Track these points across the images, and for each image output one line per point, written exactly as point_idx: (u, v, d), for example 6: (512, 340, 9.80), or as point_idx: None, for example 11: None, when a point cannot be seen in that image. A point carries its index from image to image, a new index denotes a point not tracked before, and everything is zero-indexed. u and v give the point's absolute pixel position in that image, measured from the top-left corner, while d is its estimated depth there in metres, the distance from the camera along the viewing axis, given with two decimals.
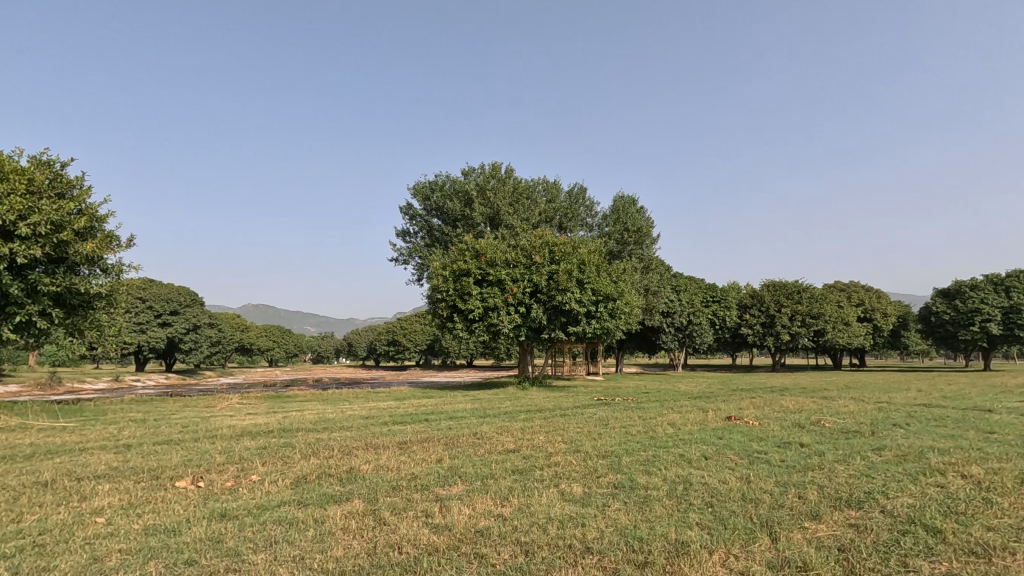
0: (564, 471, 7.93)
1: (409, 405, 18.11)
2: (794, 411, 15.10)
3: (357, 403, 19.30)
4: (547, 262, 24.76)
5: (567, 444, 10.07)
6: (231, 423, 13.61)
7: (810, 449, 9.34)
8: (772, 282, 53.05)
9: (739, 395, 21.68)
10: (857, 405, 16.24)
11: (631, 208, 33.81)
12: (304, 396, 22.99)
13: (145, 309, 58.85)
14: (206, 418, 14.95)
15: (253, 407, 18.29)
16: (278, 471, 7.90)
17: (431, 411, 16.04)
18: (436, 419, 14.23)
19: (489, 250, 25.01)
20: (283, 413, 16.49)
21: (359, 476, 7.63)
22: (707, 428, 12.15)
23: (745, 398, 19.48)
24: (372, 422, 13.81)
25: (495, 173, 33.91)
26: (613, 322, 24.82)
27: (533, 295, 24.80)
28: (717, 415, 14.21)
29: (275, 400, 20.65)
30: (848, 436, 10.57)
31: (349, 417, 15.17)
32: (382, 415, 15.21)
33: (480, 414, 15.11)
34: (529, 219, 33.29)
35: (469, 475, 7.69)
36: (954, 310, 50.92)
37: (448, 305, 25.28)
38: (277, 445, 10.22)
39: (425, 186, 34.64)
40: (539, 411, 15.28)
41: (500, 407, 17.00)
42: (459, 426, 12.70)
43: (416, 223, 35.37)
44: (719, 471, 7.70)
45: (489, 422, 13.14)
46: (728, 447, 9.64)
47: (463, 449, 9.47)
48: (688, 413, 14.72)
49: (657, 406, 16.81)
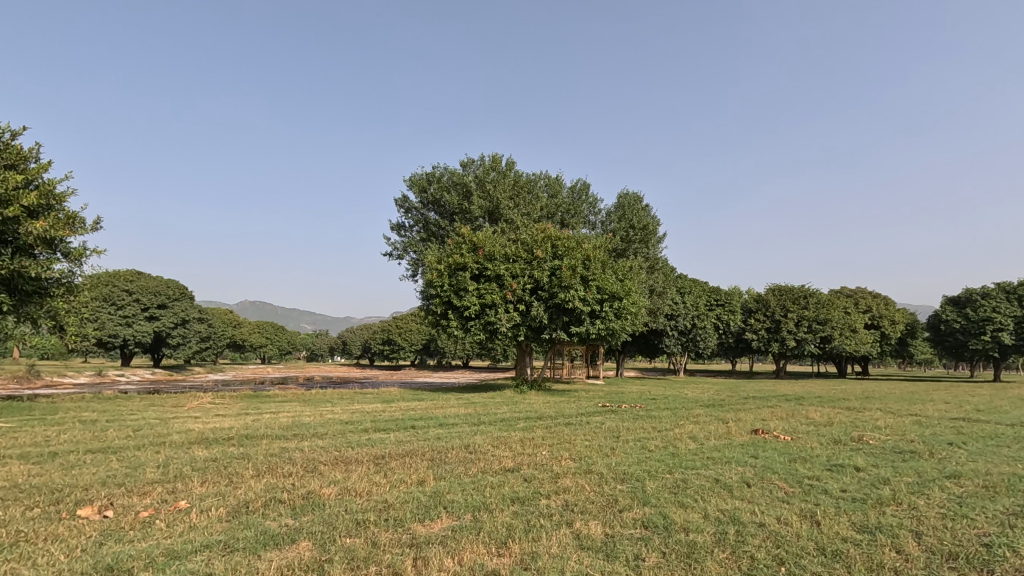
0: (577, 501, 6.31)
1: (396, 409, 16.53)
2: (826, 424, 13.49)
3: (341, 405, 17.64)
4: (548, 257, 23.20)
5: (575, 462, 8.45)
6: (191, 427, 11.97)
7: (869, 474, 7.76)
8: (777, 286, 51.66)
9: (754, 403, 20.07)
10: (892, 419, 14.63)
11: (637, 205, 32.24)
12: (286, 396, 21.32)
13: (131, 302, 57.13)
14: (165, 420, 13.28)
15: (225, 407, 16.63)
16: (215, 495, 6.24)
17: (419, 416, 14.38)
18: (424, 426, 12.60)
19: (487, 243, 23.45)
20: (256, 415, 14.82)
21: (316, 504, 5.99)
22: (734, 443, 10.58)
23: (764, 407, 17.89)
24: (352, 428, 12.20)
25: (496, 166, 32.35)
26: (618, 323, 23.27)
27: (533, 292, 23.21)
28: (741, 427, 12.65)
29: (252, 400, 18.96)
30: (906, 457, 8.97)
31: (328, 421, 13.53)
32: (363, 420, 13.59)
33: (474, 421, 13.47)
34: (531, 214, 31.69)
35: (457, 504, 6.07)
36: (965, 318, 49.48)
37: (442, 301, 23.71)
38: (228, 457, 8.55)
39: (422, 177, 33.01)
40: (540, 419, 13.71)
41: (496, 413, 15.35)
42: (450, 436, 11.10)
43: (411, 217, 33.74)
44: (773, 506, 6.09)
45: (484, 432, 11.53)
46: (770, 470, 8.03)
47: (453, 467, 7.84)
48: (707, 424, 13.13)
49: (671, 415, 15.20)
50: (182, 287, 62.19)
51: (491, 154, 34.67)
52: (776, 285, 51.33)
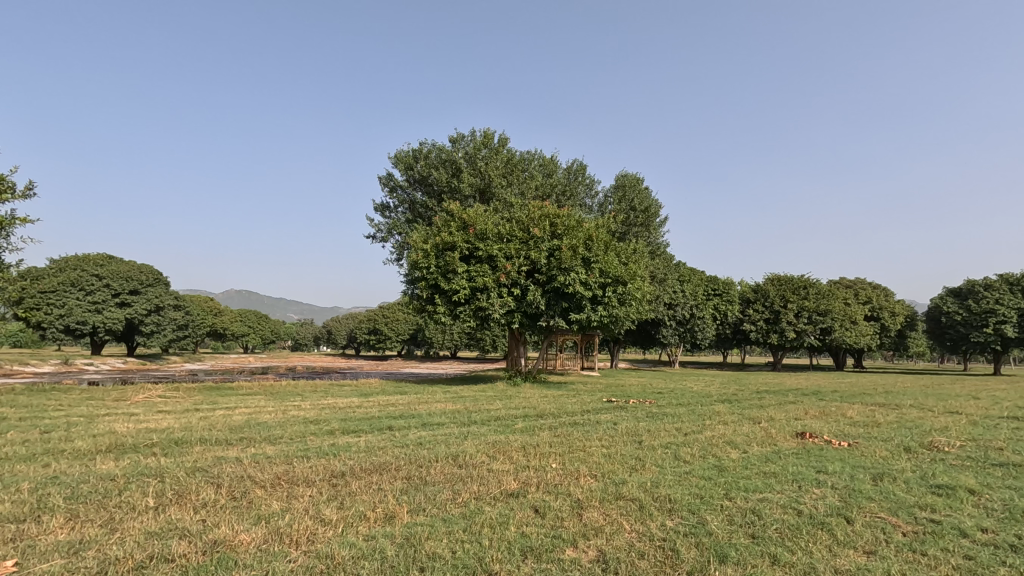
0: (618, 555, 4.26)
1: (374, 404, 14.43)
2: (874, 425, 11.58)
3: (310, 400, 15.42)
4: (547, 236, 21.10)
5: (600, 483, 6.39)
6: (116, 429, 9.73)
7: (996, 500, 5.81)
8: (776, 276, 50.13)
9: (773, 398, 18.15)
10: (942, 418, 12.80)
11: (638, 185, 30.28)
12: (251, 388, 19.05)
13: (101, 288, 54.24)
14: (91, 418, 11.01)
15: (174, 401, 14.35)
16: (69, 550, 4.09)
17: (399, 415, 12.22)
18: (404, 427, 10.46)
19: (479, 220, 21.31)
20: (206, 412, 12.60)
21: (224, 565, 3.88)
22: (785, 452, 8.62)
23: (787, 404, 16.00)
24: (315, 430, 10.04)
25: (487, 142, 30.06)
26: (621, 310, 21.29)
27: (530, 275, 21.13)
28: (780, 429, 10.71)
29: (210, 393, 16.71)
30: (1017, 474, 7.02)
31: (290, 421, 11.34)
32: (333, 419, 11.44)
33: (462, 421, 11.38)
34: (524, 193, 29.51)
35: (442, 563, 4.00)
36: (967, 310, 48.14)
37: (428, 285, 21.57)
38: (132, 475, 6.36)
39: (407, 154, 30.67)
40: (542, 419, 11.70)
41: (489, 410, 13.29)
42: (434, 441, 8.96)
43: (396, 196, 31.41)
44: (912, 566, 4.08)
45: (477, 435, 9.47)
46: (858, 493, 6.06)
47: (436, 493, 5.73)
48: (739, 425, 11.14)
49: (690, 414, 13.21)
50: (157, 273, 59.36)
51: (483, 131, 32.46)
52: (775, 275, 49.77)
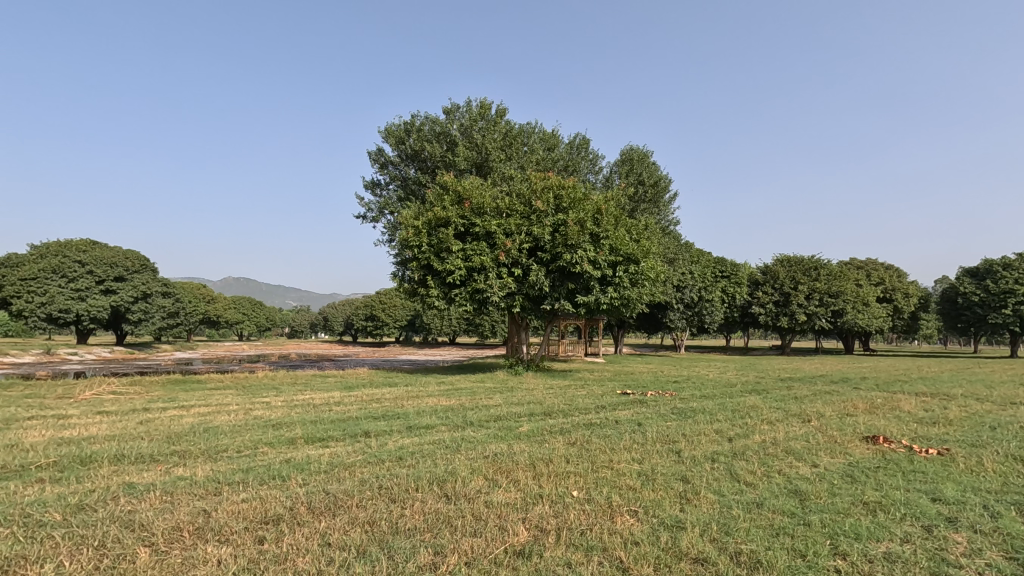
0: None
1: (355, 402, 12.51)
2: (944, 424, 9.73)
3: (284, 396, 13.54)
4: (550, 210, 19.07)
5: (645, 529, 4.48)
6: (21, 440, 7.79)
7: None
8: (785, 256, 48.13)
9: (805, 388, 16.29)
10: (1015, 413, 10.97)
11: (645, 158, 28.17)
12: (223, 381, 17.09)
13: (84, 274, 52.29)
14: (5, 425, 9.05)
15: (124, 399, 12.42)
16: None
17: (380, 415, 10.30)
18: (382, 434, 8.53)
19: (475, 193, 19.29)
20: (154, 414, 10.66)
21: None
22: (866, 466, 6.74)
23: (825, 395, 14.11)
24: (272, 438, 8.09)
25: (485, 113, 27.83)
26: (633, 291, 19.36)
27: (533, 253, 19.17)
28: (841, 430, 8.83)
29: (173, 387, 14.81)
30: None
31: (248, 425, 9.39)
32: (300, 423, 9.49)
33: (456, 422, 9.49)
34: (525, 167, 27.37)
35: None
36: (984, 291, 46.27)
37: (420, 265, 19.60)
38: None
39: (399, 128, 28.49)
40: (551, 419, 9.78)
41: (487, 407, 11.39)
42: (416, 456, 7.02)
43: (387, 173, 29.24)
44: None
45: (472, 446, 7.54)
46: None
47: (410, 557, 3.82)
48: (789, 425, 9.24)
49: (721, 410, 11.31)
50: (143, 259, 57.25)
51: (480, 102, 30.23)
52: (784, 255, 47.87)
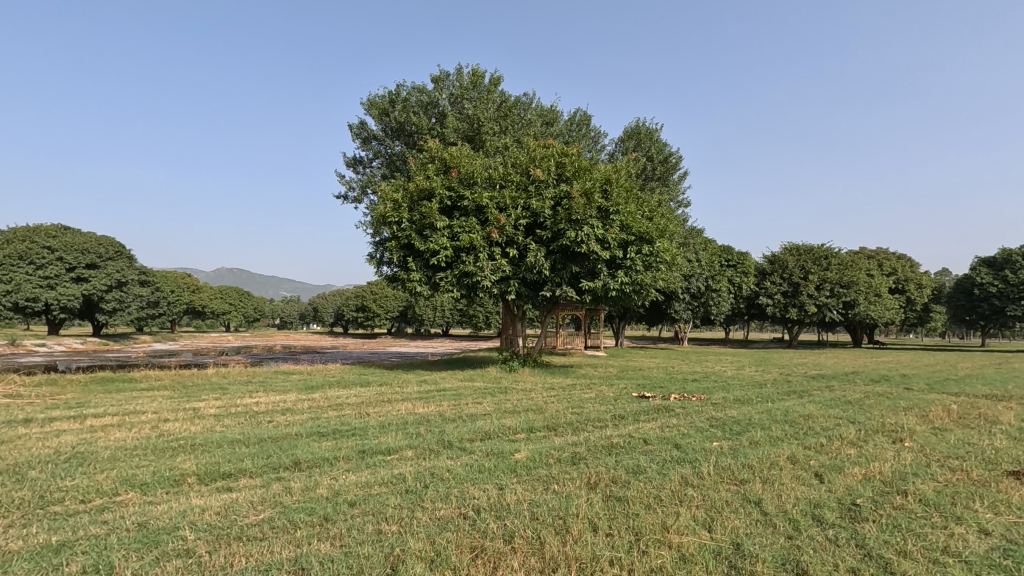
0: None
1: (308, 409, 9.87)
2: None
3: (224, 400, 10.93)
4: (551, 180, 16.48)
5: None
6: None
7: None
8: (794, 245, 45.66)
9: (850, 389, 13.76)
10: None
11: (653, 133, 25.65)
12: (165, 378, 14.40)
13: (53, 261, 49.24)
14: None
15: (14, 406, 9.74)
16: None
17: (331, 431, 7.72)
18: (321, 466, 5.96)
19: (464, 161, 16.69)
20: (31, 428, 7.98)
21: None
22: None
23: (884, 400, 11.62)
24: (154, 475, 5.48)
25: (477, 82, 25.09)
26: (647, 276, 16.80)
27: (530, 231, 16.62)
28: (963, 458, 6.31)
29: (94, 388, 12.14)
30: None
31: (141, 448, 6.76)
32: (211, 445, 6.85)
33: (428, 444, 6.90)
34: (521, 140, 24.76)
35: None
36: (1003, 282, 43.93)
37: (400, 245, 16.98)
38: None
39: (382, 98, 25.69)
40: (559, 439, 7.20)
41: (473, 418, 8.82)
42: (356, 513, 4.44)
43: (370, 148, 26.49)
44: None
45: (441, 493, 4.92)
46: None
47: None
48: (885, 449, 6.73)
49: (773, 421, 8.81)
50: (118, 245, 54.31)
51: (473, 71, 27.53)
52: (793, 243, 45.50)
